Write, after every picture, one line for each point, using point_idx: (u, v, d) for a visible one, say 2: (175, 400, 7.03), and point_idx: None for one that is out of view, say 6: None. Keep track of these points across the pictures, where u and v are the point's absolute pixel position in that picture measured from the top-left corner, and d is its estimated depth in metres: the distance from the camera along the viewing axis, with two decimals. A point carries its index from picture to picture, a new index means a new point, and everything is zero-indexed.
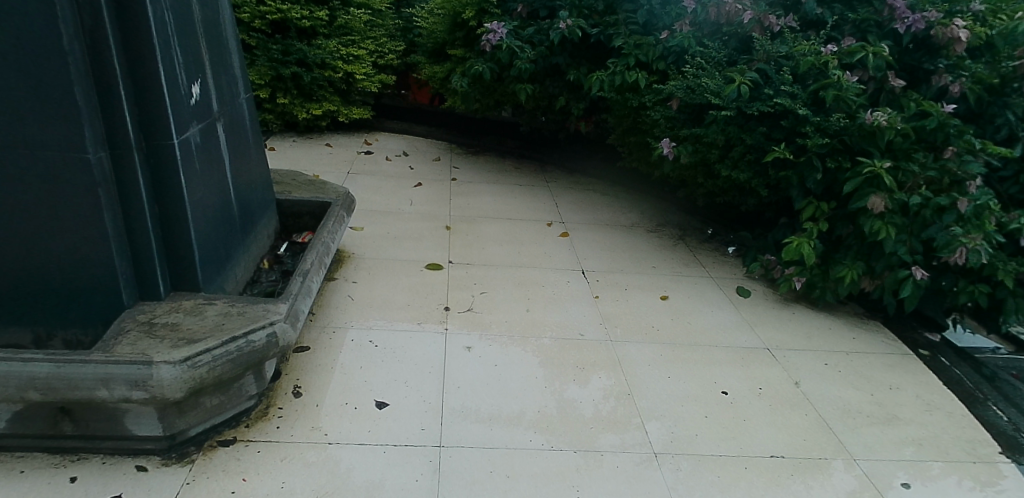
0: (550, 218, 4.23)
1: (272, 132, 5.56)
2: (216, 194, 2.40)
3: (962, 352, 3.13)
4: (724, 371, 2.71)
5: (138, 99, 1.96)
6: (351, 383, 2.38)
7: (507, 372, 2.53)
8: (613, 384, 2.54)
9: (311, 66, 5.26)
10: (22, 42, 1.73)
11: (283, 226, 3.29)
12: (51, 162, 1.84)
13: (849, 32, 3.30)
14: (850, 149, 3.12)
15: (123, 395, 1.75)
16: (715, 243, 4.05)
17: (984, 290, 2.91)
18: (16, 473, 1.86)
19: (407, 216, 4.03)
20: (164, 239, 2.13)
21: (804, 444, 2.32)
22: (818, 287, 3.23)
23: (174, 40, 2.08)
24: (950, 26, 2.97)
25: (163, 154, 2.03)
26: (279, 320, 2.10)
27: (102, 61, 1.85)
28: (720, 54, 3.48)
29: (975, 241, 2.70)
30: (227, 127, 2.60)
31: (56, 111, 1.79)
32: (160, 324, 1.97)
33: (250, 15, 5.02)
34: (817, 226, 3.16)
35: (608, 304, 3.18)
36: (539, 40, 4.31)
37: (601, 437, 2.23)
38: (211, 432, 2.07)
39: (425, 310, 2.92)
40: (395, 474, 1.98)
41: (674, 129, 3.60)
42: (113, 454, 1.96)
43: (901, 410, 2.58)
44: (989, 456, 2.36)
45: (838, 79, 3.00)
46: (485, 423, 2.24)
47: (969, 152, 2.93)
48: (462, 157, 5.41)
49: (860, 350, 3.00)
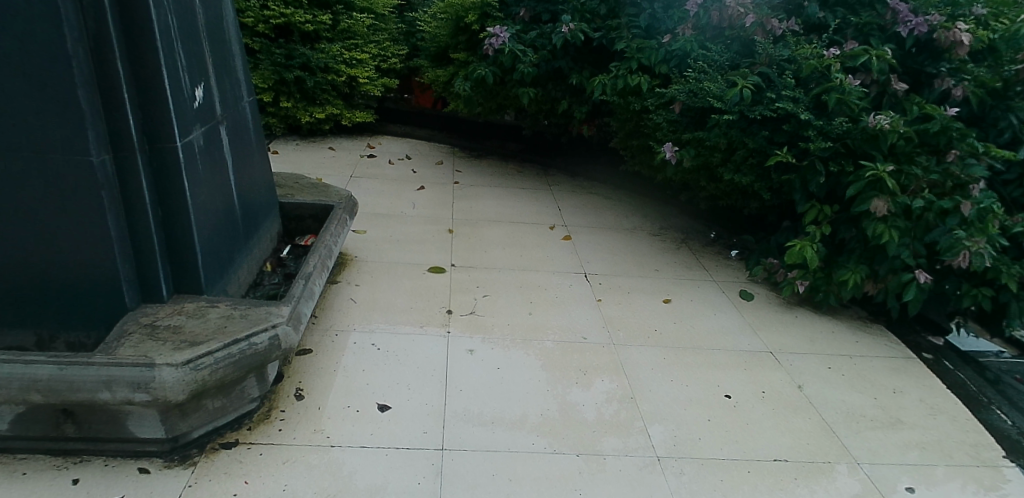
0: (553, 221, 4.23)
1: (276, 135, 5.57)
2: (219, 196, 2.40)
3: (966, 356, 3.12)
4: (726, 374, 2.70)
5: (142, 102, 1.97)
6: (353, 386, 2.37)
7: (510, 376, 2.52)
8: (615, 387, 2.53)
9: (314, 71, 5.28)
10: (26, 45, 1.73)
11: (286, 229, 3.29)
12: (54, 165, 1.84)
13: (852, 35, 3.29)
14: (853, 153, 3.12)
15: (125, 398, 1.75)
16: (718, 247, 4.04)
17: (988, 293, 2.89)
18: (18, 476, 1.86)
19: (409, 219, 4.04)
20: (166, 242, 2.13)
21: (808, 448, 2.31)
22: (821, 290, 3.22)
23: (177, 43, 2.09)
24: (953, 29, 2.96)
25: (166, 156, 2.03)
26: (281, 323, 2.10)
27: (106, 63, 1.85)
28: (722, 58, 3.45)
29: (978, 244, 2.71)
30: (231, 130, 2.61)
31: (59, 114, 1.79)
32: (163, 327, 1.97)
33: (254, 19, 5.03)
34: (820, 230, 3.16)
35: (611, 307, 3.17)
36: (541, 44, 4.34)
37: (604, 441, 2.23)
38: (214, 434, 2.07)
39: (427, 313, 2.92)
40: (398, 477, 1.97)
41: (676, 133, 3.60)
42: (115, 456, 1.95)
43: (905, 414, 2.57)
44: (993, 460, 2.35)
45: (840, 83, 2.98)
46: (487, 426, 2.24)
47: (973, 155, 2.92)
48: (465, 160, 5.41)
49: (863, 353, 3.00)
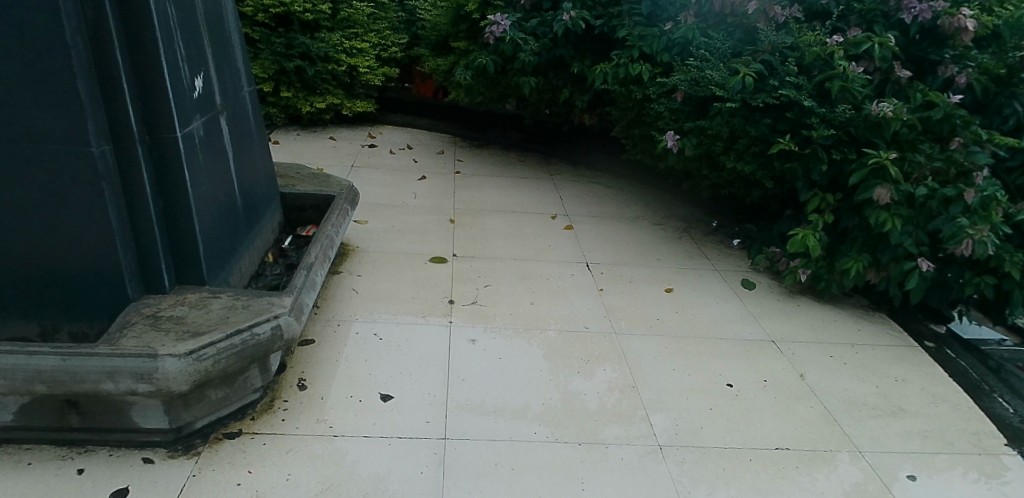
0: (555, 211, 4.22)
1: (277, 125, 5.55)
2: (220, 187, 2.40)
3: (968, 344, 3.12)
4: (728, 362, 2.71)
5: (142, 93, 1.96)
6: (356, 376, 2.38)
7: (512, 365, 2.52)
8: (618, 376, 2.54)
9: (314, 60, 5.25)
10: (24, 35, 1.72)
11: (287, 220, 3.29)
12: (54, 156, 1.84)
13: (855, 22, 3.26)
14: (856, 141, 3.10)
15: (128, 388, 1.75)
16: (720, 236, 4.03)
17: (990, 282, 2.89)
18: (23, 466, 1.87)
19: (411, 209, 4.03)
20: (168, 232, 2.13)
21: (810, 436, 2.31)
22: (823, 279, 3.23)
23: (177, 33, 2.08)
24: (957, 16, 2.93)
25: (167, 147, 2.03)
26: (283, 313, 2.10)
27: (105, 55, 1.84)
28: (724, 45, 3.40)
29: (981, 232, 2.69)
30: (231, 120, 2.60)
31: (59, 105, 1.79)
32: (166, 317, 1.98)
33: (253, 8, 5.00)
34: (822, 218, 3.15)
35: (612, 297, 3.17)
36: (542, 32, 4.30)
37: (606, 429, 2.24)
38: (217, 424, 2.08)
39: (429, 304, 2.92)
40: (401, 466, 1.98)
41: (678, 122, 3.59)
42: (119, 446, 1.96)
43: (907, 402, 2.57)
44: (994, 448, 2.36)
45: (843, 70, 2.98)
46: (490, 415, 2.24)
47: (976, 143, 2.91)
48: (466, 150, 5.40)
49: (865, 342, 2.99)
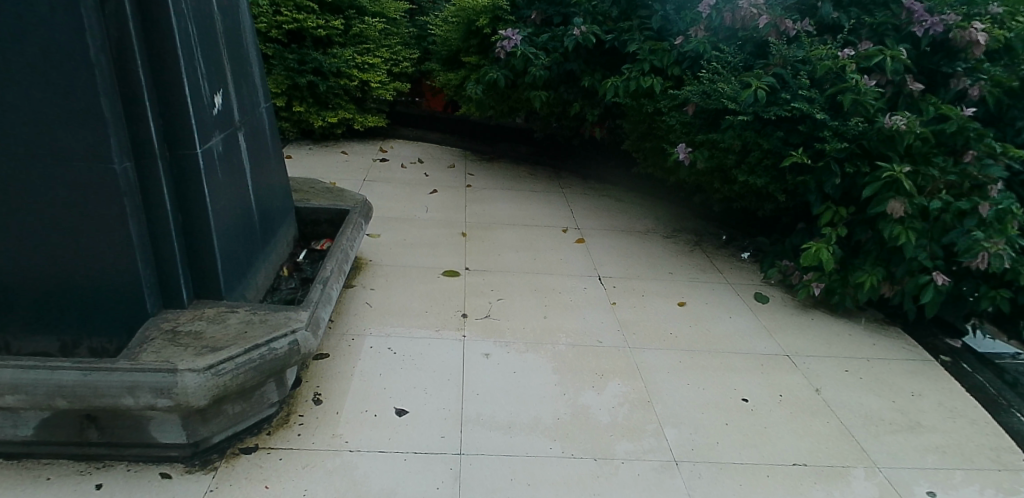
0: (566, 224, 4.23)
1: (288, 140, 5.60)
2: (237, 201, 2.42)
3: (983, 358, 3.09)
4: (744, 377, 2.69)
5: (163, 110, 1.99)
6: (370, 390, 2.38)
7: (526, 380, 2.52)
8: (631, 391, 2.52)
9: (326, 75, 5.30)
10: (48, 54, 1.75)
11: (302, 233, 3.31)
12: (77, 173, 1.86)
13: (866, 35, 3.26)
14: (869, 154, 3.10)
15: (147, 403, 1.76)
16: (730, 249, 4.03)
17: (1005, 295, 2.88)
18: (43, 480, 1.88)
19: (422, 223, 4.04)
20: (187, 248, 2.15)
21: (826, 451, 2.30)
22: (837, 292, 3.21)
23: (197, 50, 2.11)
24: (969, 29, 2.96)
25: (186, 163, 2.05)
26: (301, 328, 2.11)
27: (128, 71, 1.87)
28: (736, 59, 3.43)
29: (997, 245, 2.67)
30: (248, 136, 2.63)
31: (82, 121, 1.81)
32: (184, 332, 1.99)
33: (267, 25, 5.05)
34: (836, 231, 3.15)
35: (625, 310, 3.16)
36: (553, 46, 4.34)
37: (619, 444, 2.22)
38: (234, 439, 2.08)
39: (443, 317, 2.93)
40: (417, 481, 1.98)
41: (689, 134, 3.59)
42: (137, 461, 1.97)
43: (925, 417, 2.55)
44: (1014, 464, 2.33)
45: (855, 83, 2.99)
46: (505, 430, 2.23)
47: (990, 156, 2.91)
48: (477, 163, 5.42)
49: (881, 356, 2.97)
